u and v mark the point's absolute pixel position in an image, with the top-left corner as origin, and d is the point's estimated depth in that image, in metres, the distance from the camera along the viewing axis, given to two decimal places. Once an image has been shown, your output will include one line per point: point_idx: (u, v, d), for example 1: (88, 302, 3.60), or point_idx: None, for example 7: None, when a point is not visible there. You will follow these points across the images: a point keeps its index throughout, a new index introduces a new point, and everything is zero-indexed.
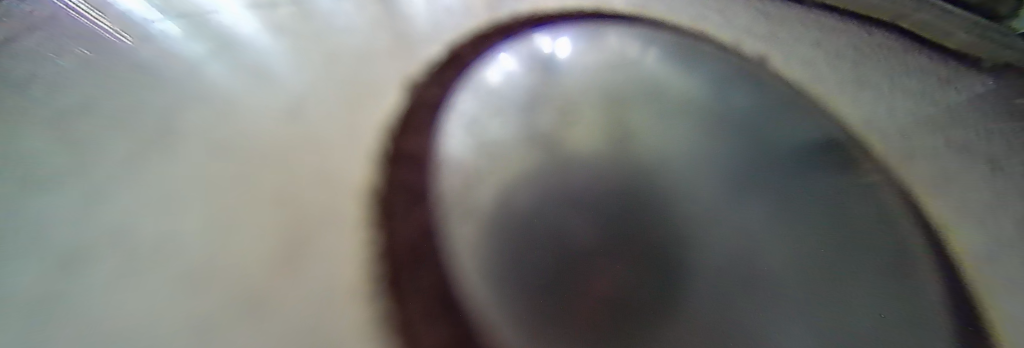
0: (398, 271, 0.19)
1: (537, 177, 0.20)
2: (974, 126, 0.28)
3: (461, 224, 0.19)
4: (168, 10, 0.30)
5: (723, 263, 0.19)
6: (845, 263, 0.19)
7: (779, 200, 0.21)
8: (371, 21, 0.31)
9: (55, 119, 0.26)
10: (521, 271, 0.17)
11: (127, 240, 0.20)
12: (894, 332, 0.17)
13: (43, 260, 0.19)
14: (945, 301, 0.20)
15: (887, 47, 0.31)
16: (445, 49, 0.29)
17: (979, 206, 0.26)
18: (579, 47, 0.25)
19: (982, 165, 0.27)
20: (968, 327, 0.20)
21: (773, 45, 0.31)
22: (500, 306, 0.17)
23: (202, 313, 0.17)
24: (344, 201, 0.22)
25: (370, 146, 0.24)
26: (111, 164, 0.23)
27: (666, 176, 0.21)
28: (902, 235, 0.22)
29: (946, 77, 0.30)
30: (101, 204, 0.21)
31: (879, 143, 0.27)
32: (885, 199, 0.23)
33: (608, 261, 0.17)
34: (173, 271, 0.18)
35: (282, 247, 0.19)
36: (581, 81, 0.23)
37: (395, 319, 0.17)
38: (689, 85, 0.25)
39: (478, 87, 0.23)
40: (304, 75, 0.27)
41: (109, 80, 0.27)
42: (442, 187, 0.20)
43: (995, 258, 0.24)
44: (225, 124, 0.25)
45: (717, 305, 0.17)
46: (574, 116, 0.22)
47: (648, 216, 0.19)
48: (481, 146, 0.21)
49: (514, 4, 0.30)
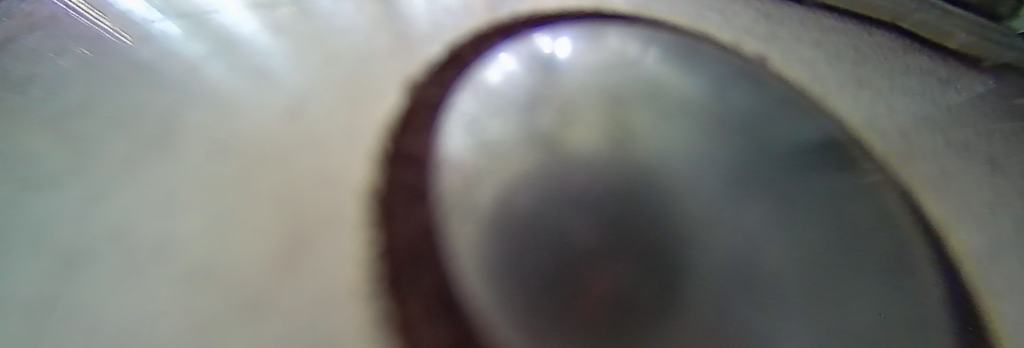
0: (398, 270, 0.19)
1: (537, 177, 0.20)
2: (974, 126, 0.28)
3: (460, 223, 0.19)
4: (169, 10, 0.30)
5: (723, 262, 0.19)
6: (843, 262, 0.19)
7: (779, 201, 0.21)
8: (370, 21, 0.31)
9: (57, 119, 0.26)
10: (521, 271, 0.17)
11: (127, 240, 0.20)
12: (896, 332, 0.17)
13: (40, 260, 0.19)
14: (943, 299, 0.20)
15: (888, 46, 0.31)
16: (445, 48, 0.29)
17: (979, 206, 0.26)
18: (579, 46, 0.25)
19: (982, 164, 0.27)
20: (970, 326, 0.20)
21: (774, 45, 0.31)
22: (500, 306, 0.17)
23: (201, 313, 0.17)
24: (343, 201, 0.22)
25: (370, 146, 0.24)
26: (112, 164, 0.23)
27: (666, 175, 0.21)
28: (901, 234, 0.22)
29: (947, 76, 0.30)
30: (101, 205, 0.21)
31: (879, 143, 0.27)
32: (885, 198, 0.23)
33: (608, 262, 0.18)
34: (173, 272, 0.18)
35: (285, 247, 0.19)
36: (580, 82, 0.24)
37: (395, 318, 0.17)
38: (688, 85, 0.25)
39: (478, 87, 0.23)
40: (304, 76, 0.27)
41: (111, 80, 0.27)
42: (442, 188, 0.20)
43: (996, 258, 0.24)
44: (224, 124, 0.25)
45: (716, 304, 0.17)
46: (574, 117, 0.22)
47: (646, 215, 0.19)
48: (481, 147, 0.21)
49: (514, 4, 0.30)
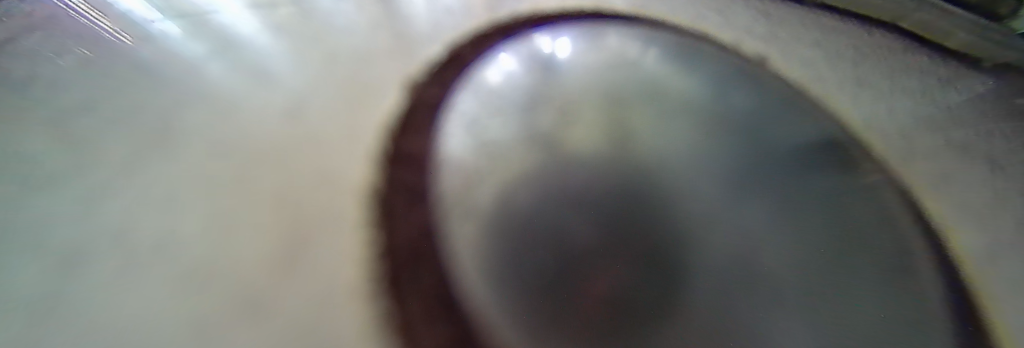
0: (398, 271, 0.18)
1: (536, 177, 0.21)
2: (972, 126, 0.28)
3: (461, 223, 0.19)
4: (168, 10, 0.30)
5: (723, 263, 0.19)
6: (846, 262, 0.19)
7: (778, 199, 0.21)
8: (370, 21, 0.31)
9: (55, 119, 0.25)
10: (521, 272, 0.17)
11: (127, 239, 0.20)
12: (893, 331, 0.18)
13: (42, 260, 0.19)
14: (946, 300, 0.20)
15: (886, 46, 0.31)
16: (445, 48, 0.29)
17: (977, 206, 0.26)
18: (579, 46, 0.25)
19: (982, 164, 0.27)
20: (969, 328, 0.20)
21: (774, 45, 0.31)
22: (501, 305, 0.16)
23: (199, 314, 0.17)
24: (343, 202, 0.22)
25: (370, 147, 0.24)
26: (112, 163, 0.23)
27: (666, 175, 0.21)
28: (902, 234, 0.22)
29: (948, 76, 0.30)
30: (100, 205, 0.21)
31: (879, 143, 0.27)
32: (885, 199, 0.23)
33: (607, 263, 0.18)
34: (172, 272, 0.18)
35: (284, 247, 0.19)
36: (581, 81, 0.24)
37: (395, 319, 0.16)
38: (688, 84, 0.25)
39: (478, 87, 0.23)
40: (304, 75, 0.27)
41: (110, 79, 0.27)
42: (442, 188, 0.20)
43: (997, 257, 0.24)
44: (225, 123, 0.25)
45: (715, 307, 0.17)
46: (574, 115, 0.22)
47: (646, 215, 0.19)
48: (481, 146, 0.21)
49: (514, 4, 0.30)
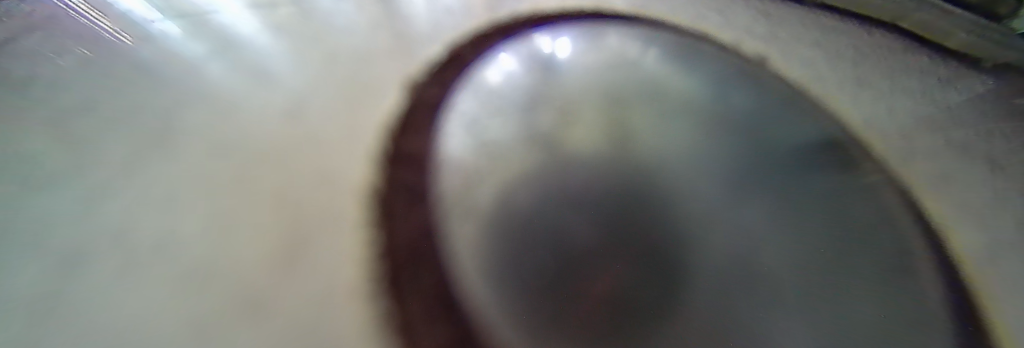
0: (398, 271, 0.19)
1: (537, 176, 0.20)
2: (972, 126, 0.28)
3: (460, 222, 0.19)
4: (168, 10, 0.30)
5: (723, 263, 0.19)
6: (847, 261, 0.19)
7: (778, 199, 0.21)
8: (370, 21, 0.31)
9: (55, 119, 0.25)
10: (521, 272, 0.17)
11: (127, 238, 0.20)
12: (891, 330, 0.18)
13: (43, 260, 0.19)
14: (946, 300, 0.20)
15: (886, 46, 0.31)
16: (445, 48, 0.29)
17: (978, 206, 0.26)
18: (579, 46, 0.25)
19: (982, 164, 0.27)
20: (969, 328, 0.20)
21: (774, 45, 0.31)
22: (500, 305, 0.17)
23: (200, 314, 0.17)
24: (343, 202, 0.22)
25: (370, 146, 0.24)
26: (111, 163, 0.23)
27: (665, 174, 0.21)
28: (902, 234, 0.22)
29: (948, 76, 0.30)
30: (99, 204, 0.21)
31: (878, 143, 0.27)
32: (885, 199, 0.23)
33: (606, 262, 0.18)
34: (171, 272, 0.18)
35: (283, 247, 0.19)
36: (581, 81, 0.24)
37: (395, 320, 0.17)
38: (688, 84, 0.25)
39: (478, 87, 0.23)
40: (304, 75, 0.27)
41: (110, 79, 0.27)
42: (442, 188, 0.20)
43: (996, 257, 0.24)
44: (225, 123, 0.25)
45: (714, 308, 0.17)
46: (574, 114, 0.22)
47: (646, 216, 0.19)
48: (481, 146, 0.21)
49: (514, 4, 0.30)
